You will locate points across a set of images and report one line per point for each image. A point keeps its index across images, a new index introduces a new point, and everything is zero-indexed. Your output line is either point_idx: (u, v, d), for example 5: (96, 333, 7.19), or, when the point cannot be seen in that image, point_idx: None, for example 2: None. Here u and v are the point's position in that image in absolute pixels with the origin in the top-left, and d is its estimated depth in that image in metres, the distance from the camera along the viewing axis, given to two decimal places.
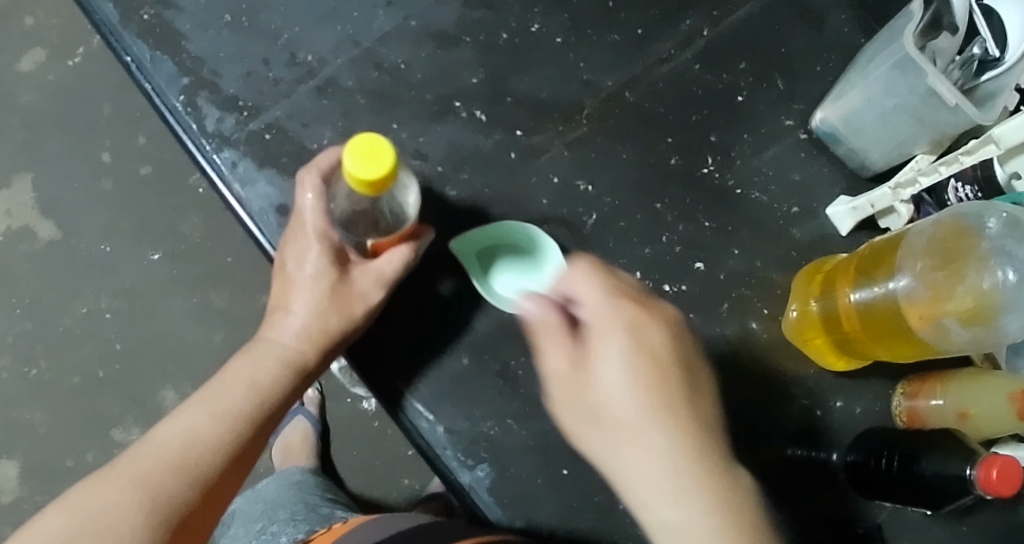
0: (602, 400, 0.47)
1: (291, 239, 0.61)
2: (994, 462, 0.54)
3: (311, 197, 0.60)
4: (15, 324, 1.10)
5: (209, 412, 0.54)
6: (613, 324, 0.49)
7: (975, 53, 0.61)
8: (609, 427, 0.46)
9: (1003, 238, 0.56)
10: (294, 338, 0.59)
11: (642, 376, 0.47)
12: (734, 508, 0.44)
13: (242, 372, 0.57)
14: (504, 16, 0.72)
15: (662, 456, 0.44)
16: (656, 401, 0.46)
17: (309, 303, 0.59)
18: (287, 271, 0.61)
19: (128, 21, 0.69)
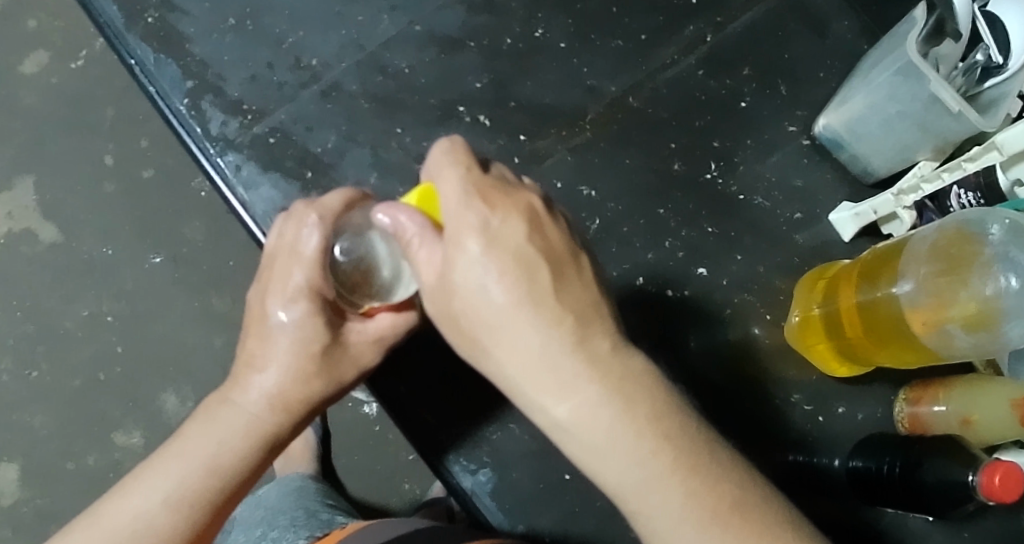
0: (477, 312, 0.38)
1: (275, 277, 0.52)
2: (997, 468, 0.54)
3: (310, 240, 0.51)
4: (16, 327, 1.10)
5: (152, 500, 0.45)
6: (467, 220, 0.38)
7: (979, 60, 0.61)
8: (474, 328, 0.38)
9: (1006, 245, 0.56)
10: (263, 403, 0.49)
11: (502, 266, 0.38)
12: (629, 391, 0.38)
13: (199, 443, 0.48)
14: (508, 21, 0.73)
15: (546, 349, 0.38)
16: (532, 288, 0.38)
17: (291, 364, 0.50)
18: (266, 317, 0.51)
19: (133, 25, 0.69)
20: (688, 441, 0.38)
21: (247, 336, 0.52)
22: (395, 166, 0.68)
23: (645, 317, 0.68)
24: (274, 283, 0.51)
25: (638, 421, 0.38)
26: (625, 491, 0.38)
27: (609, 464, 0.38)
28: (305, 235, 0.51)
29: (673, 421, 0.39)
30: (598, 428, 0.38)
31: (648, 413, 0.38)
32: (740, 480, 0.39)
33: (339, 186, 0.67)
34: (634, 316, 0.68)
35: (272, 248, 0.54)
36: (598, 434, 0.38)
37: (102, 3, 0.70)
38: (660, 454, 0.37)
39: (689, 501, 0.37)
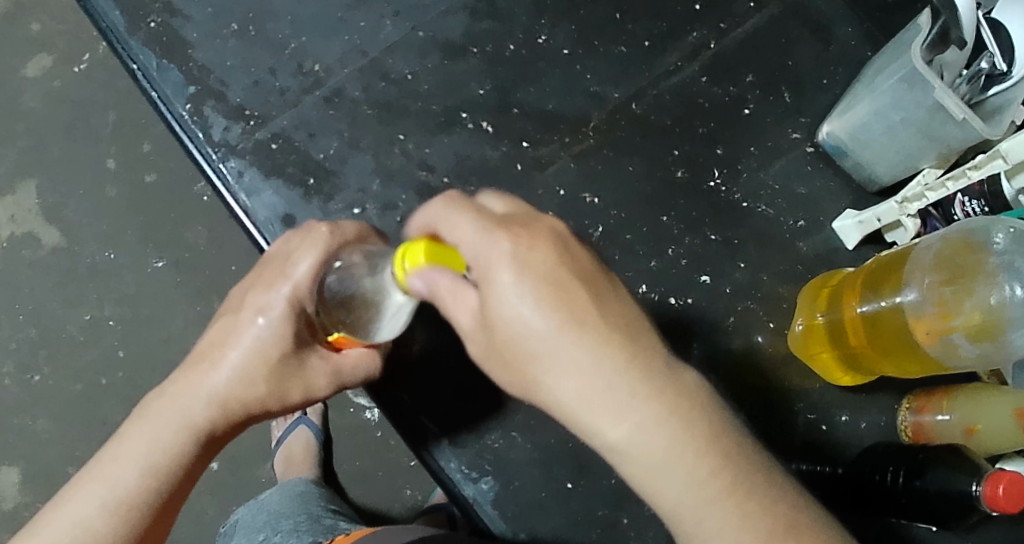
0: (518, 338, 0.39)
1: (259, 284, 0.54)
2: (1001, 477, 0.54)
3: (303, 261, 0.53)
4: (18, 331, 1.10)
5: (92, 498, 0.49)
6: (497, 253, 0.39)
7: (983, 68, 0.60)
8: (517, 354, 0.40)
9: (1010, 254, 0.56)
10: (202, 404, 0.52)
11: (539, 293, 0.38)
12: (687, 410, 0.40)
13: (134, 441, 0.51)
14: (511, 27, 0.72)
15: (597, 375, 0.39)
16: (573, 317, 0.39)
17: (242, 369, 0.53)
18: (233, 318, 0.54)
19: (136, 30, 0.69)
20: (738, 461, 0.40)
21: (211, 330, 0.55)
22: (397, 172, 0.68)
23: None
24: (255, 288, 0.54)
25: (691, 443, 0.39)
26: (683, 509, 0.39)
27: (670, 484, 0.39)
28: (299, 256, 0.54)
29: (724, 436, 0.40)
30: (656, 445, 0.39)
31: (706, 434, 0.40)
32: (788, 504, 0.40)
33: (341, 192, 0.67)
34: None
35: (270, 254, 0.56)
36: (658, 453, 0.39)
37: (104, 8, 0.70)
38: (719, 472, 0.39)
39: (744, 521, 0.39)
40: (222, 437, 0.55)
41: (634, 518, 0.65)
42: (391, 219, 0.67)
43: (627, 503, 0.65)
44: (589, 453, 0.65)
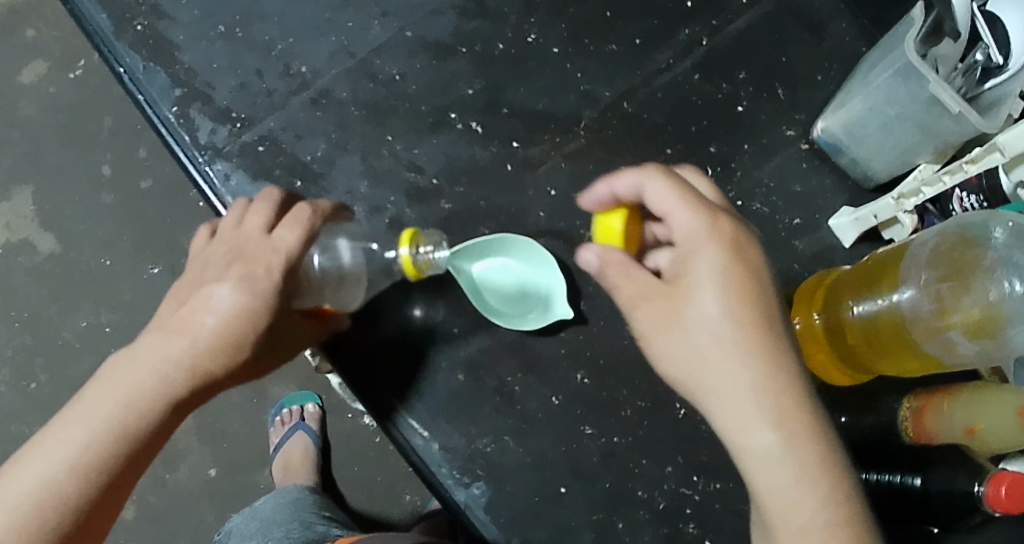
0: (711, 321, 0.46)
1: (242, 256, 0.54)
2: (1002, 478, 0.53)
3: (289, 234, 0.54)
4: (14, 338, 1.09)
5: (60, 456, 0.48)
6: (717, 249, 0.47)
7: (979, 60, 0.60)
8: (704, 333, 0.46)
9: (1009, 248, 0.55)
10: (181, 371, 0.51)
11: (732, 289, 0.46)
12: (827, 439, 0.45)
13: (106, 402, 0.49)
14: (501, 27, 0.72)
15: (761, 376, 0.45)
16: (761, 315, 0.47)
17: (213, 336, 0.51)
18: (214, 284, 0.53)
19: (122, 32, 0.68)
20: (856, 501, 0.45)
21: (190, 294, 0.53)
22: (385, 174, 0.67)
23: None
24: (239, 257, 0.54)
25: (817, 457, 0.45)
26: (812, 532, 0.43)
27: (803, 499, 0.44)
28: (285, 229, 0.54)
29: (848, 473, 0.45)
30: (799, 460, 0.44)
31: (837, 465, 0.45)
32: None
33: (329, 194, 0.66)
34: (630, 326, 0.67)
35: (242, 230, 0.56)
36: (801, 467, 0.44)
37: (91, 10, 0.69)
38: (839, 504, 0.44)
39: None
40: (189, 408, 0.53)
41: (629, 522, 0.64)
42: (379, 221, 0.66)
43: (622, 507, 0.64)
44: (582, 457, 0.64)
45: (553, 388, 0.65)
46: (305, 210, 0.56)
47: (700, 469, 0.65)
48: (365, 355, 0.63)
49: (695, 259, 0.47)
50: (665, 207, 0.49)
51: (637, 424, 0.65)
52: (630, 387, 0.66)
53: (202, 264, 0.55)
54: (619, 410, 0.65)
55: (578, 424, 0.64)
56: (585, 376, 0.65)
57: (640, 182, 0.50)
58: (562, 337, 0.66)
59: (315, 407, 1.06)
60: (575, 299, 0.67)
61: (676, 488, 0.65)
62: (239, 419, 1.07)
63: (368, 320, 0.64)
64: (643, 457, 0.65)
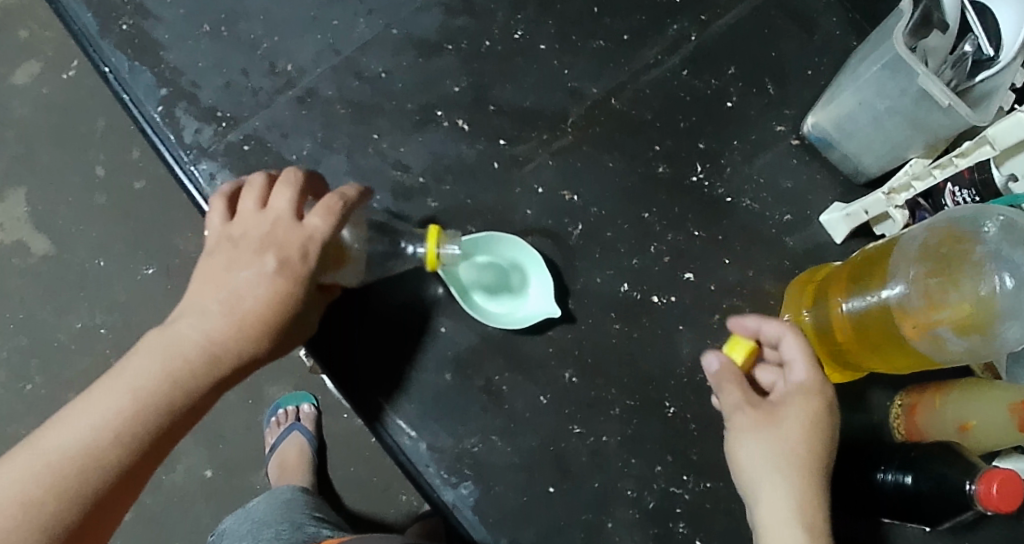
0: (786, 442, 0.56)
1: (274, 240, 0.52)
2: (994, 476, 0.52)
3: (320, 223, 0.52)
4: (9, 339, 1.07)
5: (102, 423, 0.47)
6: (813, 396, 0.57)
7: (967, 51, 0.59)
8: (775, 449, 0.56)
9: (999, 243, 0.55)
10: (229, 352, 0.51)
11: (813, 430, 0.56)
12: None
13: (149, 374, 0.49)
14: (487, 24, 0.71)
15: (803, 495, 0.54)
16: (820, 449, 0.56)
17: (250, 317, 0.51)
18: (253, 265, 0.52)
19: (107, 32, 0.68)
20: None
21: (230, 272, 0.52)
22: (370, 172, 0.67)
23: (631, 324, 0.66)
24: (272, 241, 0.52)
25: None
26: None
27: None
28: (317, 214, 0.52)
29: None
30: None
31: None
32: None
33: None
34: (618, 324, 0.66)
35: (271, 206, 0.53)
36: None
37: (76, 10, 0.69)
38: None
39: None
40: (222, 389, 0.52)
41: (618, 522, 0.63)
42: None
43: (611, 507, 0.63)
44: (571, 455, 0.63)
45: (541, 387, 0.64)
46: (337, 197, 0.53)
47: (690, 468, 0.65)
48: (352, 356, 0.63)
49: (794, 398, 0.57)
50: (789, 356, 0.58)
51: (625, 423, 0.65)
52: (619, 385, 0.65)
53: (233, 241, 0.53)
54: (608, 409, 0.65)
55: (566, 424, 0.64)
56: (573, 375, 0.65)
57: (779, 335, 0.58)
58: (550, 336, 0.65)
59: (311, 407, 1.05)
60: (562, 298, 0.66)
61: (666, 488, 0.64)
62: (233, 421, 1.06)
63: (353, 320, 0.63)
64: (632, 456, 0.64)
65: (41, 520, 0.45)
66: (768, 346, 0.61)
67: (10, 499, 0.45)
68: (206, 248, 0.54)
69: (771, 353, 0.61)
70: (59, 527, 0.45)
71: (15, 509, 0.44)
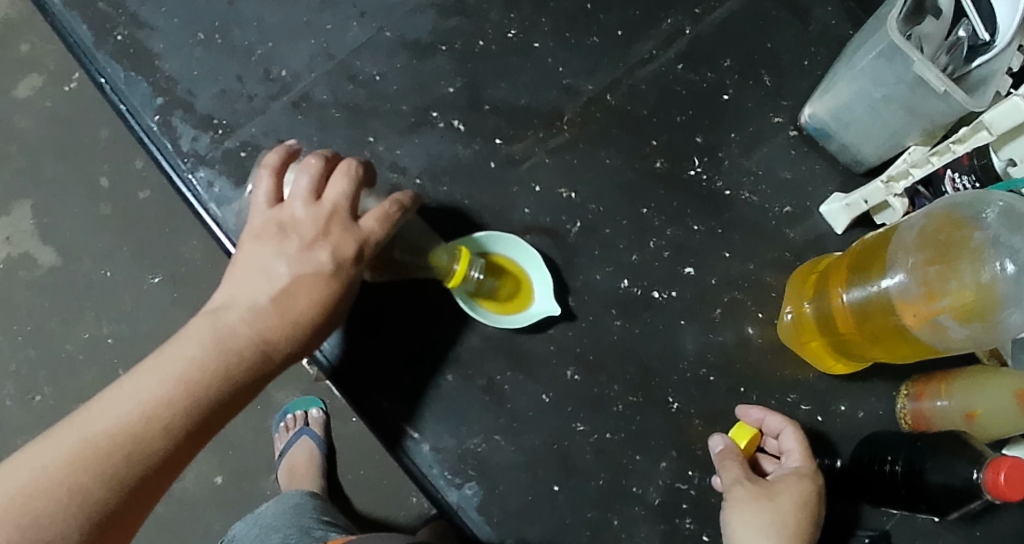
0: (777, 514, 0.57)
1: (328, 237, 0.53)
2: (1002, 463, 0.50)
3: (377, 227, 0.55)
4: (17, 351, 1.06)
5: (146, 410, 0.47)
6: (804, 478, 0.59)
7: (962, 36, 0.58)
8: (767, 521, 0.57)
9: (997, 228, 0.54)
10: (279, 352, 0.52)
11: (800, 508, 0.57)
12: None
13: (198, 364, 0.49)
14: (480, 23, 0.71)
15: None
16: (808, 528, 0.57)
17: (302, 317, 0.52)
18: (305, 261, 0.53)
19: (103, 43, 0.69)
20: None
21: (278, 263, 0.53)
22: None
23: (632, 320, 0.66)
24: (326, 236, 0.53)
25: None
26: None
27: None
28: (374, 219, 0.55)
29: None
30: None
31: None
32: None
33: None
34: (620, 320, 0.66)
35: (327, 201, 0.54)
36: None
37: (71, 22, 0.69)
38: None
39: None
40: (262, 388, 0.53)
41: (624, 519, 0.63)
42: None
43: (617, 504, 0.63)
44: (576, 453, 0.63)
45: (544, 385, 0.64)
46: (395, 202, 0.56)
47: (696, 464, 0.64)
48: (358, 357, 0.63)
49: (789, 477, 0.59)
50: (786, 446, 0.62)
51: (629, 420, 0.64)
52: (621, 382, 0.65)
53: (285, 231, 0.53)
54: (612, 406, 0.64)
55: (570, 421, 0.64)
56: (575, 373, 0.65)
57: (780, 428, 0.62)
58: (551, 334, 0.65)
59: (320, 411, 1.05)
60: (562, 295, 0.66)
61: (672, 484, 0.64)
62: (242, 428, 1.06)
63: (358, 323, 0.63)
64: (636, 452, 0.64)
65: (84, 506, 0.44)
66: (769, 437, 0.64)
67: (55, 483, 0.43)
68: (254, 230, 0.54)
69: (771, 445, 0.65)
70: (101, 512, 0.44)
71: (60, 492, 0.43)
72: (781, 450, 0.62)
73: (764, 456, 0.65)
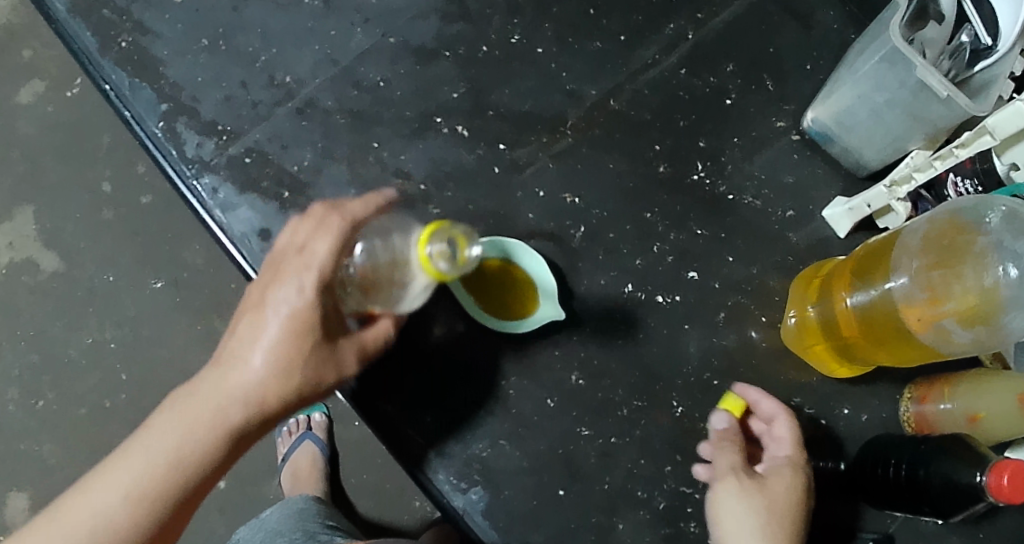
0: (772, 506, 0.57)
1: (279, 274, 0.50)
2: (1005, 467, 0.50)
3: (322, 247, 0.49)
4: (20, 356, 1.06)
5: (129, 484, 0.47)
6: (796, 469, 0.59)
7: (964, 41, 0.58)
8: (760, 512, 0.57)
9: (1000, 233, 0.54)
10: (236, 401, 0.49)
11: (792, 499, 0.58)
12: None
13: (167, 431, 0.49)
14: (484, 29, 0.71)
15: None
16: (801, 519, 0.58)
17: (264, 365, 0.49)
18: (260, 308, 0.50)
19: (107, 50, 0.69)
20: None
21: (242, 317, 0.51)
22: (372, 180, 0.67)
23: (636, 324, 0.66)
24: (277, 276, 0.50)
25: None
26: None
27: None
28: (318, 241, 0.49)
29: None
30: None
31: None
32: None
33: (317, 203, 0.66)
34: (624, 324, 0.66)
35: (283, 246, 0.52)
36: None
37: (75, 29, 0.69)
38: None
39: None
40: (248, 440, 0.51)
41: (629, 523, 0.63)
42: None
43: (623, 508, 0.63)
44: (581, 457, 0.63)
45: (549, 390, 0.64)
46: (343, 218, 0.50)
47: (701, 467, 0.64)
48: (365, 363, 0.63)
49: (782, 471, 0.59)
50: (778, 434, 0.61)
51: (634, 424, 0.65)
52: (625, 386, 0.65)
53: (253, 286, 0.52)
54: (616, 411, 0.65)
55: (575, 425, 0.64)
56: (580, 377, 0.65)
57: (775, 413, 0.62)
58: (555, 339, 0.65)
59: (323, 415, 1.05)
60: (567, 300, 0.66)
61: (677, 488, 0.64)
62: None
63: None
64: (641, 457, 0.64)
65: None
66: (758, 419, 0.64)
67: None
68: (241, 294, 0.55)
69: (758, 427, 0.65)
70: None
71: None
72: (771, 435, 0.62)
73: None
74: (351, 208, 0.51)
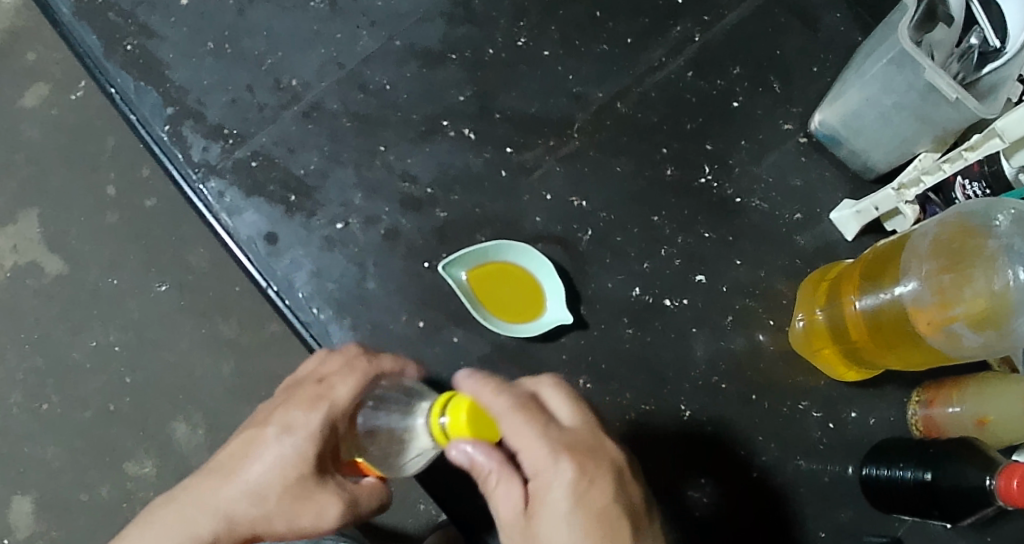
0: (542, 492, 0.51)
1: (288, 400, 0.51)
2: (1014, 470, 0.49)
3: (341, 385, 0.51)
4: (25, 360, 1.06)
5: None
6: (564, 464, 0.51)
7: (973, 44, 0.58)
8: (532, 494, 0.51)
9: (1010, 236, 0.54)
10: (209, 516, 0.50)
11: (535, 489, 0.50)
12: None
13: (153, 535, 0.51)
14: (490, 32, 0.71)
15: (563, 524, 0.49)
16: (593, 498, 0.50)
17: (248, 489, 0.50)
18: (258, 432, 0.51)
19: (112, 53, 0.69)
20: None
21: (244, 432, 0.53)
22: (378, 183, 0.67)
23: (644, 327, 0.66)
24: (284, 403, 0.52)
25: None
26: None
27: None
28: (336, 379, 0.51)
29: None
30: None
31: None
32: None
33: (323, 207, 0.66)
34: (631, 328, 0.66)
35: (304, 374, 0.54)
36: None
37: (81, 32, 0.69)
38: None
39: None
40: None
41: None
42: (374, 232, 0.66)
43: None
44: None
45: None
46: (368, 365, 0.53)
47: (708, 471, 0.64)
48: None
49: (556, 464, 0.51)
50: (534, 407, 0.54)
51: (641, 428, 0.64)
52: (633, 390, 0.65)
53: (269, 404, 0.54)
54: (624, 414, 0.64)
55: None
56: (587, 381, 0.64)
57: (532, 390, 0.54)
58: (562, 343, 0.65)
59: None
60: (573, 304, 0.66)
61: (684, 492, 0.64)
62: None
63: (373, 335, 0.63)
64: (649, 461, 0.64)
65: None
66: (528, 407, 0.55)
67: None
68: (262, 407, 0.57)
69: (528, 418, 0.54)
70: None
71: None
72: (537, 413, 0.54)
73: (779, 466, 0.65)
74: (377, 360, 0.53)
